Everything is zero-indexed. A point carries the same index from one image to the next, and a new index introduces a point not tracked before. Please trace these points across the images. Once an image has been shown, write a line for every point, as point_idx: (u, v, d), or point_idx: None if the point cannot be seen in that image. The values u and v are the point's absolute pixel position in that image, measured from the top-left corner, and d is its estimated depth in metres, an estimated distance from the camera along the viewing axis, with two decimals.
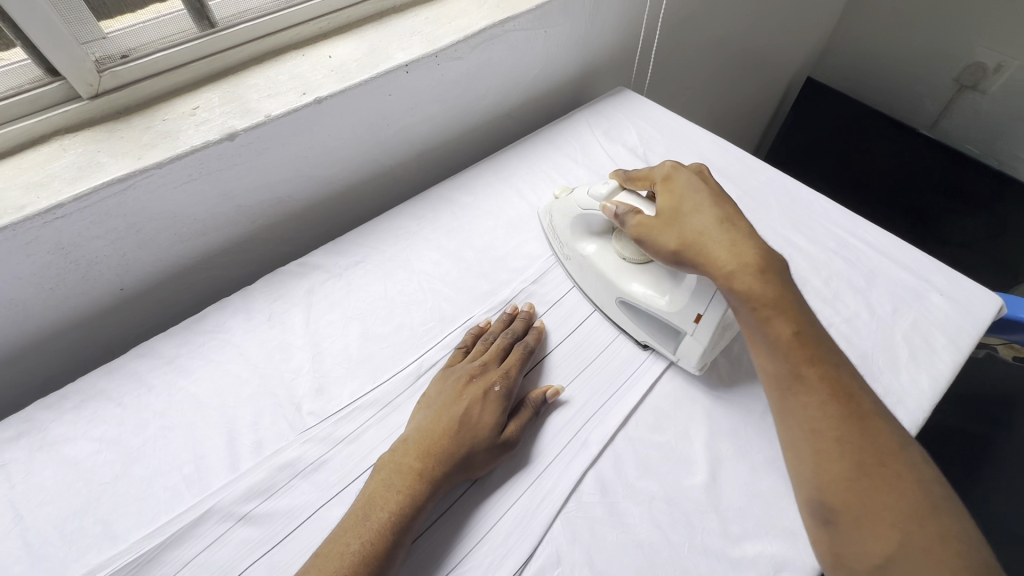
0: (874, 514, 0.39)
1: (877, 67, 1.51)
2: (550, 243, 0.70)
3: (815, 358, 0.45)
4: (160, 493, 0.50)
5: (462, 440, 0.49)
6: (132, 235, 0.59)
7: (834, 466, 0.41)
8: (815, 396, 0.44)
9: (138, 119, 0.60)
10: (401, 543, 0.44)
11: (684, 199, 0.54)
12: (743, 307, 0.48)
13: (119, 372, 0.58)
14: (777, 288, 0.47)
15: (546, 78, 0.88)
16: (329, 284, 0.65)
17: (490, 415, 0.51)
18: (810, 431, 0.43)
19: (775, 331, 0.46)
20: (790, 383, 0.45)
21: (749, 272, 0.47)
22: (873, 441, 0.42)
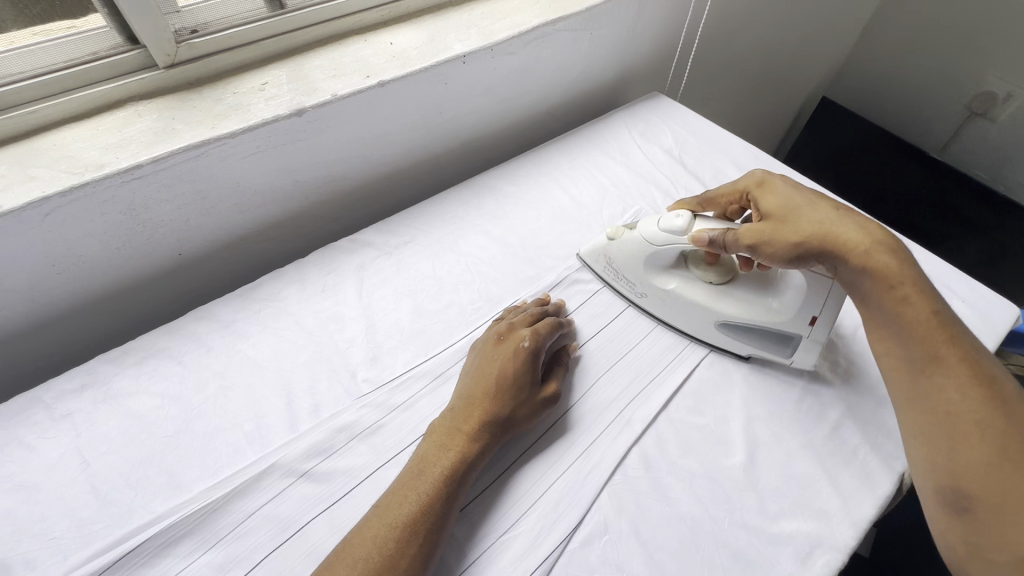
0: (1016, 502, 0.38)
1: (891, 90, 1.56)
2: (608, 283, 0.68)
3: (958, 346, 0.44)
4: (223, 448, 0.51)
5: (506, 399, 0.51)
6: (196, 202, 0.61)
7: (977, 453, 0.40)
8: (959, 382, 0.43)
9: (209, 91, 0.62)
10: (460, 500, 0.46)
11: (788, 197, 0.56)
12: (867, 284, 0.49)
13: (178, 333, 0.59)
14: (911, 274, 0.48)
15: (587, 78, 0.91)
16: (379, 261, 0.67)
17: (529, 372, 0.53)
18: (947, 416, 0.42)
19: (909, 312, 0.46)
20: (924, 368, 0.44)
21: (878, 253, 0.49)
22: (1019, 426, 0.40)
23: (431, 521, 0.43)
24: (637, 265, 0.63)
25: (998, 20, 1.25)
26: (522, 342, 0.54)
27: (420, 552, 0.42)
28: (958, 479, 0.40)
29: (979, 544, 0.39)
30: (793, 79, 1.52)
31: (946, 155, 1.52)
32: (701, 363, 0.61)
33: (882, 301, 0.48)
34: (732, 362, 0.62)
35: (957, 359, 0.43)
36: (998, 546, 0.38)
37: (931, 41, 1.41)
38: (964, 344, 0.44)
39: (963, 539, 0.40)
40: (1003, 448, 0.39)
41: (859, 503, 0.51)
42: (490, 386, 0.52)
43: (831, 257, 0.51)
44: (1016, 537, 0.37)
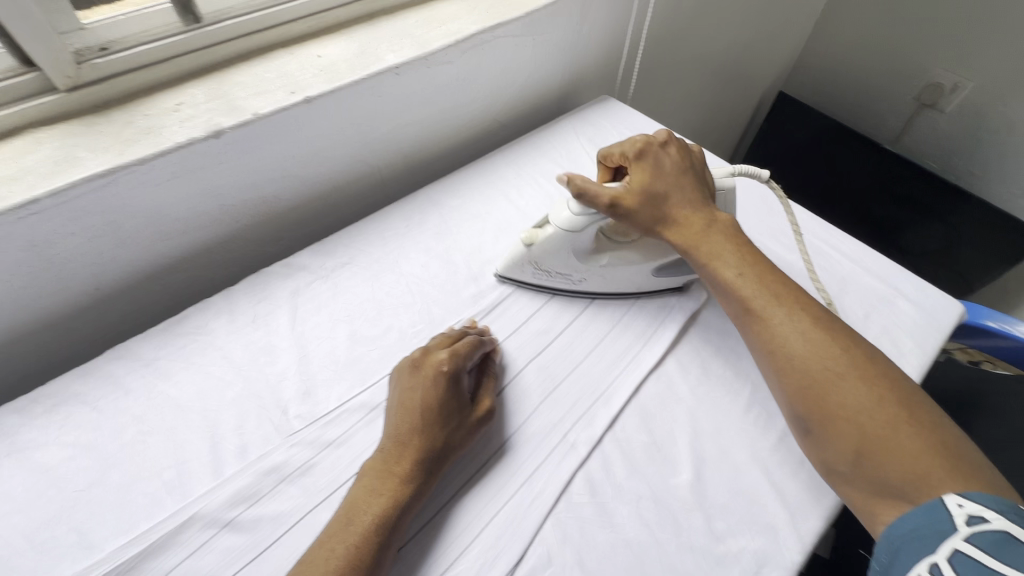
0: (835, 416, 0.46)
1: (845, 84, 1.58)
2: (541, 281, 0.66)
3: (769, 288, 0.53)
4: (140, 500, 0.48)
5: (434, 430, 0.49)
6: (109, 233, 0.57)
7: (794, 379, 0.49)
8: (777, 320, 0.51)
9: (118, 114, 0.58)
10: (390, 545, 0.44)
11: (654, 174, 0.59)
12: (696, 255, 0.57)
13: (94, 375, 0.56)
14: (726, 238, 0.57)
15: (533, 85, 0.89)
16: (315, 285, 0.64)
17: (457, 398, 0.52)
18: (771, 353, 0.51)
19: (726, 273, 0.55)
20: (752, 319, 0.53)
21: (708, 231, 0.57)
22: (823, 352, 0.48)
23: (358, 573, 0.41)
24: (565, 259, 0.62)
25: (942, 12, 1.27)
26: (442, 366, 0.52)
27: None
28: (794, 403, 0.49)
29: (825, 456, 0.47)
30: (749, 74, 1.52)
31: (898, 146, 1.54)
32: (648, 377, 0.60)
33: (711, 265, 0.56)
34: (679, 374, 0.60)
35: (773, 307, 0.52)
36: (840, 450, 0.46)
37: (879, 35, 1.43)
38: (773, 287, 0.53)
39: (823, 458, 0.47)
40: (819, 366, 0.48)
41: (805, 516, 0.50)
42: (415, 418, 0.50)
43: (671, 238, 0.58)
44: (844, 434, 0.45)
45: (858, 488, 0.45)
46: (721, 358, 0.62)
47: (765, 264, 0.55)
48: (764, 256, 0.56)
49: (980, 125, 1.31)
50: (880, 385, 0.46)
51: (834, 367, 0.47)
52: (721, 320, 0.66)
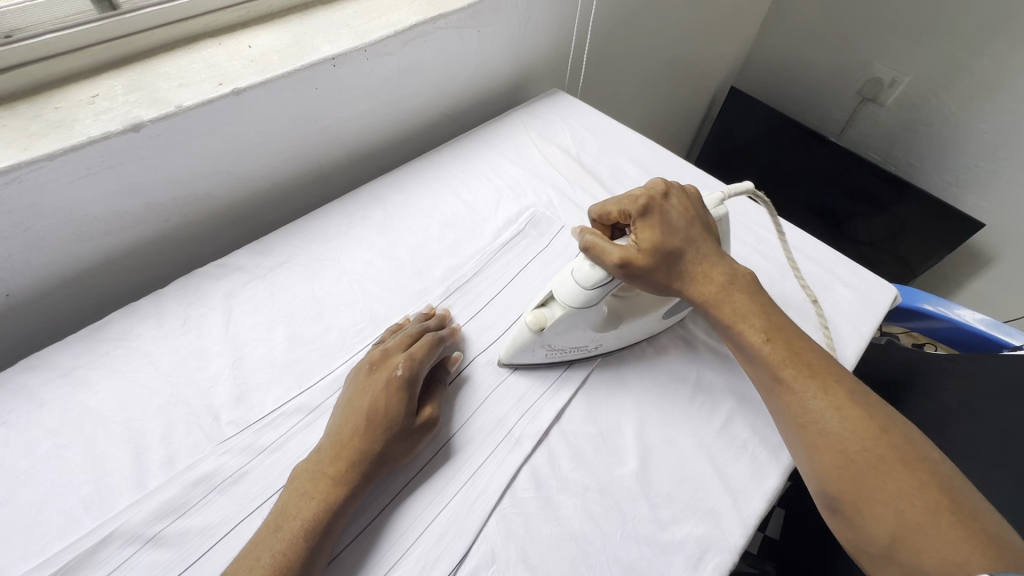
0: (869, 499, 0.42)
1: (792, 79, 1.63)
2: (558, 357, 0.58)
3: (799, 358, 0.49)
4: (54, 519, 0.45)
5: (377, 431, 0.48)
6: (18, 236, 0.53)
7: (825, 455, 0.45)
8: (809, 390, 0.47)
9: (26, 107, 0.54)
10: (322, 552, 0.43)
11: (665, 230, 0.54)
12: (716, 316, 0.53)
13: (4, 387, 0.52)
14: (748, 300, 0.53)
15: (481, 77, 0.88)
16: (251, 285, 0.62)
17: (407, 399, 0.50)
18: (800, 427, 0.47)
19: (751, 338, 0.51)
20: (780, 389, 0.48)
21: (729, 291, 0.53)
22: (858, 431, 0.44)
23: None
24: (582, 329, 0.56)
25: (880, 9, 1.32)
26: (397, 369, 0.51)
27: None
28: (822, 481, 0.45)
29: (854, 537, 0.43)
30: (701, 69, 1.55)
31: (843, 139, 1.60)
32: (596, 369, 0.60)
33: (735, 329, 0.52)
34: (626, 365, 0.61)
35: (804, 377, 0.48)
36: (871, 533, 0.42)
37: (823, 31, 1.47)
38: (801, 356, 0.49)
39: (851, 538, 0.44)
40: (855, 445, 0.44)
41: (747, 499, 0.51)
42: (359, 421, 0.48)
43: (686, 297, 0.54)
44: (879, 518, 0.41)
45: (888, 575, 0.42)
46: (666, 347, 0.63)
47: (792, 330, 0.51)
48: (788, 320, 0.52)
49: (917, 118, 1.37)
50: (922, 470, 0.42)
51: (871, 446, 0.43)
52: None
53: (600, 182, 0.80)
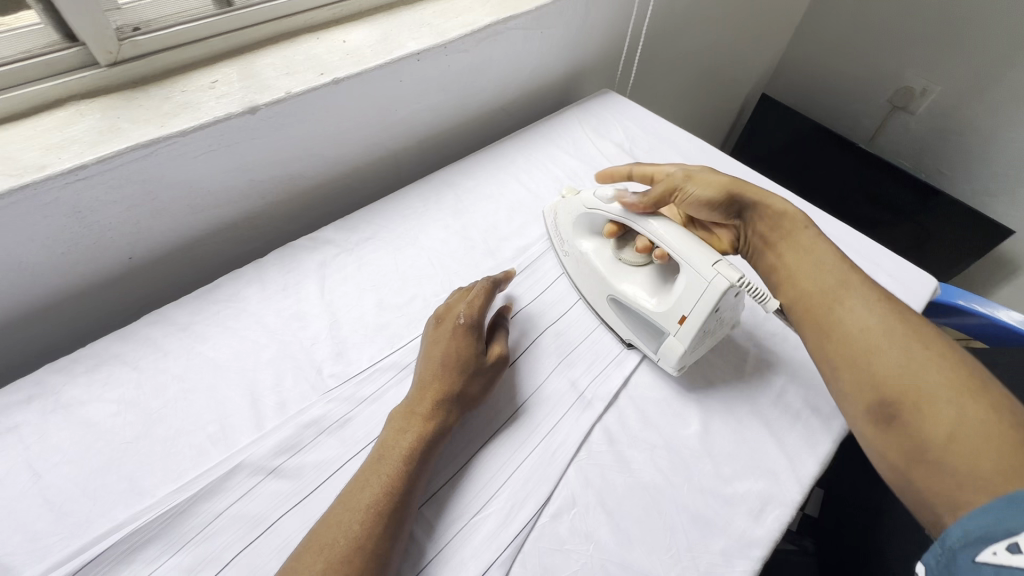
0: (915, 383, 0.44)
1: (823, 87, 1.67)
2: (552, 241, 0.73)
3: (846, 288, 0.53)
4: (186, 451, 0.51)
5: (455, 371, 0.53)
6: (147, 203, 0.60)
7: (859, 337, 0.49)
8: (852, 311, 0.51)
9: (156, 89, 0.60)
10: (421, 481, 0.48)
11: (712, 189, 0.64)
12: (790, 261, 0.59)
13: (133, 338, 0.58)
14: (824, 252, 0.58)
15: (540, 75, 0.94)
16: (341, 257, 0.68)
17: (473, 342, 0.56)
18: (839, 357, 0.50)
19: (818, 265, 0.56)
20: (831, 308, 0.53)
21: (806, 234, 0.60)
22: (911, 344, 0.47)
23: (394, 503, 0.45)
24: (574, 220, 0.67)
25: (914, 20, 1.36)
26: (456, 319, 0.57)
27: (386, 533, 0.43)
28: (863, 393, 0.47)
29: (908, 445, 0.43)
30: (735, 76, 1.60)
31: (873, 146, 1.63)
32: None
33: (783, 271, 0.59)
34: None
35: (856, 310, 0.51)
36: (924, 434, 0.42)
37: (855, 41, 1.52)
38: (876, 294, 0.52)
39: (903, 449, 0.43)
40: (895, 362, 0.46)
41: (802, 461, 0.55)
42: (436, 366, 0.53)
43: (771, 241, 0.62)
44: (934, 418, 0.42)
45: (943, 478, 0.40)
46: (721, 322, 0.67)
47: (849, 265, 0.56)
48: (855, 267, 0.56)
49: (947, 126, 1.41)
50: (957, 374, 0.44)
51: (915, 362, 0.46)
52: None
53: None
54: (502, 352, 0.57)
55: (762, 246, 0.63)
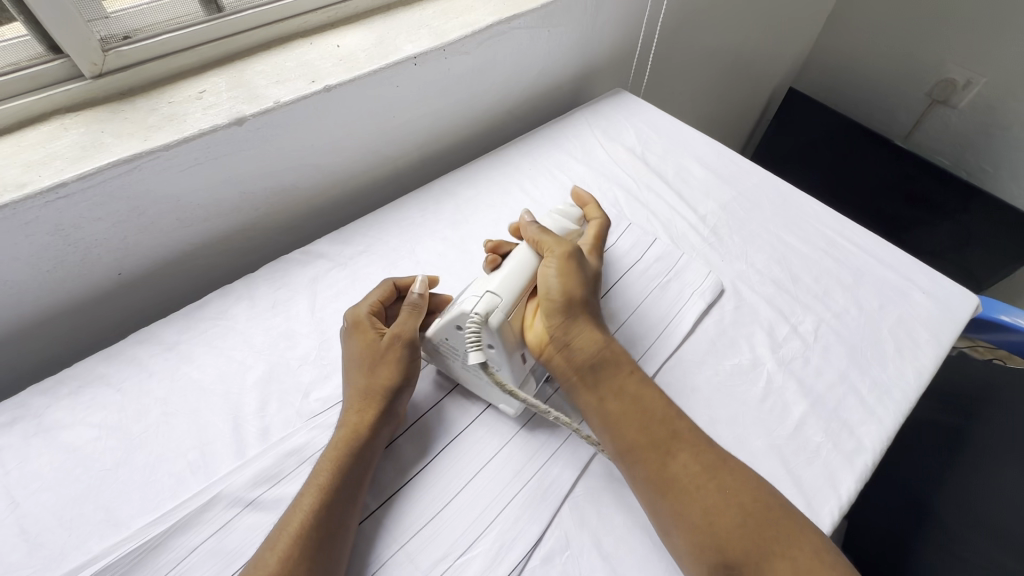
0: (755, 543, 0.43)
1: (856, 80, 1.58)
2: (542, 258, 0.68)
3: (680, 435, 0.49)
4: (165, 479, 0.49)
5: (353, 373, 0.53)
6: (134, 220, 0.58)
7: (689, 483, 0.46)
8: (683, 463, 0.47)
9: (142, 101, 0.59)
10: (348, 497, 0.46)
11: (586, 284, 0.57)
12: (597, 387, 0.53)
13: (119, 358, 0.57)
14: (609, 376, 0.53)
15: (548, 76, 0.89)
16: (333, 272, 0.65)
17: (361, 335, 0.54)
18: (677, 513, 0.45)
19: (614, 401, 0.52)
20: (646, 451, 0.49)
21: (632, 376, 0.53)
22: (731, 488, 0.46)
23: (314, 521, 0.44)
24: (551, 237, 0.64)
25: (956, 7, 1.26)
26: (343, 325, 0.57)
27: (309, 544, 0.42)
28: (703, 553, 0.43)
29: None
30: (761, 70, 1.52)
31: (909, 142, 1.53)
32: (664, 367, 0.60)
33: (607, 416, 0.51)
34: (694, 362, 0.61)
35: (675, 446, 0.48)
36: None
37: (891, 31, 1.42)
38: (656, 428, 0.50)
39: None
40: (733, 519, 0.44)
41: (821, 503, 0.51)
42: (347, 378, 0.53)
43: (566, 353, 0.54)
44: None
45: None
46: (736, 344, 0.62)
47: (673, 409, 0.51)
48: (624, 403, 0.51)
49: (993, 121, 1.30)
50: (762, 502, 0.45)
51: (742, 518, 0.44)
52: (737, 309, 0.65)
53: (665, 183, 0.80)
54: (397, 330, 0.54)
55: (576, 376, 0.53)
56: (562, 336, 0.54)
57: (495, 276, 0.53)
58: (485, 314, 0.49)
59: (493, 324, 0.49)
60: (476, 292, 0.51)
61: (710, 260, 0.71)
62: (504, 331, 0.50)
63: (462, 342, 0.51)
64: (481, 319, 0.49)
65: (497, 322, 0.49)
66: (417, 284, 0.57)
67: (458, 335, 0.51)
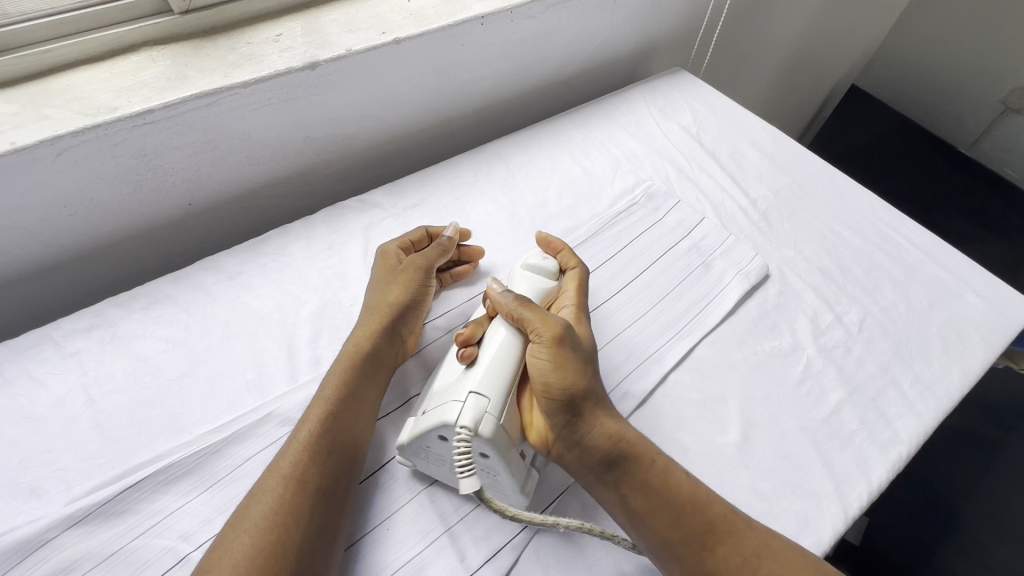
0: None
1: (924, 82, 1.51)
2: None
3: (719, 525, 0.43)
4: (224, 394, 0.53)
5: (370, 294, 0.57)
6: (208, 152, 0.61)
7: (730, 574, 0.42)
8: (724, 559, 0.42)
9: (223, 40, 0.61)
10: (350, 399, 0.50)
11: (593, 363, 0.49)
12: (616, 485, 0.45)
13: (186, 281, 0.60)
14: (629, 467, 0.45)
15: (608, 48, 0.89)
16: (387, 222, 0.67)
17: (385, 263, 0.59)
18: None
19: (636, 498, 0.44)
20: (677, 549, 0.43)
21: (655, 468, 0.45)
22: None
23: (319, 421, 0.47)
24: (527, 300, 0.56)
25: None
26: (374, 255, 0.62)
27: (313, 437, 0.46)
28: None
29: None
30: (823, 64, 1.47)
31: (975, 151, 1.47)
32: (703, 341, 0.60)
33: (633, 515, 0.44)
34: (735, 341, 0.61)
35: (711, 538, 0.43)
36: None
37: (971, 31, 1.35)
38: (687, 521, 0.43)
39: None
40: None
41: (850, 486, 0.51)
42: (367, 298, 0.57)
43: (576, 449, 0.46)
44: None
45: None
46: (778, 328, 0.62)
47: (705, 493, 0.45)
48: (648, 499, 0.44)
49: None
50: None
51: None
52: (781, 294, 0.65)
53: (719, 164, 0.79)
54: (422, 262, 0.58)
55: (593, 474, 0.46)
56: (572, 433, 0.46)
57: (473, 374, 0.47)
58: (475, 425, 0.43)
59: (484, 435, 0.43)
60: (457, 397, 0.45)
61: (758, 243, 0.70)
62: (499, 439, 0.44)
63: (446, 452, 0.45)
64: (469, 431, 0.43)
65: (490, 431, 0.43)
66: (447, 228, 0.61)
67: (442, 445, 0.45)
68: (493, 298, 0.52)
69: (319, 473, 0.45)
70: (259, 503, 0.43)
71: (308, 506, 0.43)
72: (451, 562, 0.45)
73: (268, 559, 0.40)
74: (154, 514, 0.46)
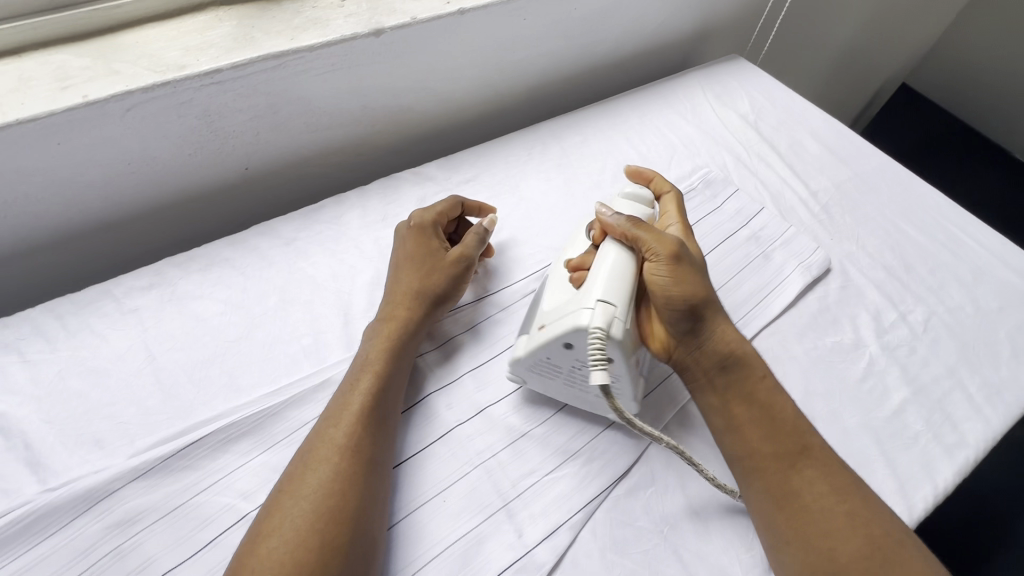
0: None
1: (979, 82, 1.47)
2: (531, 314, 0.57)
3: (810, 451, 0.44)
4: (282, 358, 0.53)
5: (407, 274, 0.54)
6: (268, 116, 0.61)
7: (810, 496, 0.42)
8: (809, 481, 0.43)
9: (288, 3, 0.61)
10: (392, 387, 0.48)
11: (707, 278, 0.51)
12: (726, 392, 0.47)
13: (242, 245, 0.60)
14: (740, 376, 0.47)
15: (665, 31, 0.87)
16: (441, 196, 0.67)
17: (425, 242, 0.56)
18: (794, 531, 0.41)
19: (739, 409, 0.46)
20: (770, 459, 0.44)
21: (765, 382, 0.47)
22: (861, 514, 0.41)
23: (369, 406, 0.46)
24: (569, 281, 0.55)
25: None
26: (402, 225, 0.58)
27: (364, 420, 0.45)
28: None
29: None
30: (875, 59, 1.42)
31: None
32: (762, 332, 0.59)
33: (731, 422, 0.46)
34: (795, 334, 0.59)
35: (801, 458, 0.44)
36: None
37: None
38: (786, 436, 0.45)
39: None
40: (859, 550, 0.39)
41: (915, 487, 0.50)
42: (402, 275, 0.54)
43: (689, 354, 0.49)
44: None
45: None
46: (839, 322, 0.60)
47: (802, 420, 0.46)
48: (755, 407, 0.46)
49: None
50: (887, 533, 0.40)
51: (869, 548, 0.39)
52: (843, 289, 0.63)
53: (777, 154, 0.77)
54: (463, 251, 0.56)
55: (702, 380, 0.48)
56: (688, 338, 0.49)
57: (594, 283, 0.46)
58: (607, 327, 0.43)
59: (616, 337, 0.44)
60: (584, 301, 0.45)
61: (818, 236, 0.68)
62: (626, 342, 0.45)
63: (571, 357, 0.46)
64: (603, 333, 0.43)
65: (620, 334, 0.44)
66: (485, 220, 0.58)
67: (568, 350, 0.46)
68: (602, 220, 0.52)
69: (373, 456, 0.44)
70: (314, 470, 0.42)
71: (360, 476, 0.42)
72: (509, 537, 0.45)
73: (326, 523, 0.39)
74: (215, 472, 0.46)
